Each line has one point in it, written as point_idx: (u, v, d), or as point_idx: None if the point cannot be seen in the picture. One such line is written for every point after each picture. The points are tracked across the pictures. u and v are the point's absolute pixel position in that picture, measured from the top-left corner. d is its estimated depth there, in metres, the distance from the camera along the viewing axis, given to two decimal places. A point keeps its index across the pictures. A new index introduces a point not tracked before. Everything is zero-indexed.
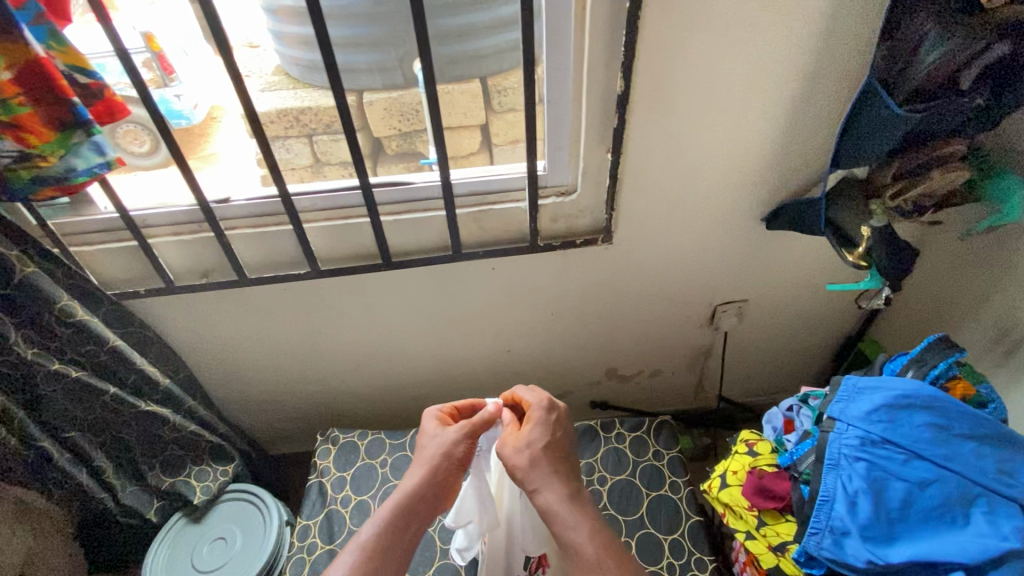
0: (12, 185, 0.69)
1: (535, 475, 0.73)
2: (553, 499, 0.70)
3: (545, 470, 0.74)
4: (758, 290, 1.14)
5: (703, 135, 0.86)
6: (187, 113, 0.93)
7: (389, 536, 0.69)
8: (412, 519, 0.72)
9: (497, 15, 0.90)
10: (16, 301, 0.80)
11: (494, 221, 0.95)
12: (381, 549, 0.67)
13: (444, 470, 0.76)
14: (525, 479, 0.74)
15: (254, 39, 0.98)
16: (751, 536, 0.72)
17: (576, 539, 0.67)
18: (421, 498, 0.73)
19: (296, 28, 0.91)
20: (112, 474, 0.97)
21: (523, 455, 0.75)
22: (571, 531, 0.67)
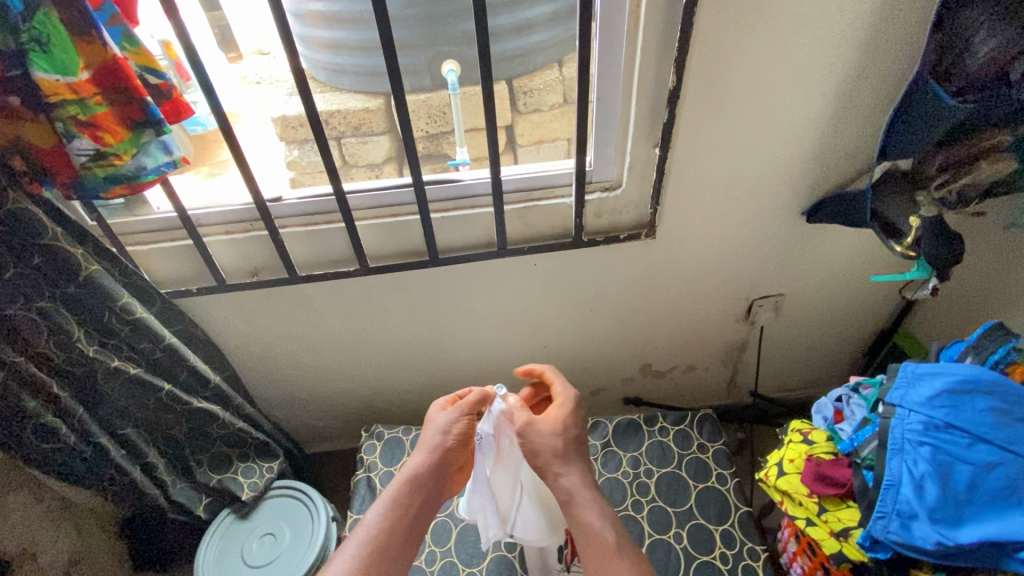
0: (86, 183, 0.70)
1: (563, 462, 0.76)
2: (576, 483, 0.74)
3: (571, 459, 0.77)
4: (795, 285, 1.15)
5: (751, 129, 0.87)
6: (202, 119, 1.00)
7: (394, 516, 0.73)
8: (417, 499, 0.75)
9: (524, 19, 1.00)
10: (79, 298, 0.81)
11: (540, 217, 0.96)
12: (388, 530, 0.71)
13: (446, 450, 0.80)
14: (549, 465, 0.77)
15: (264, 47, 1.12)
16: (812, 522, 0.73)
17: (593, 526, 0.70)
18: (422, 476, 0.77)
19: (320, 32, 1.05)
20: (164, 471, 0.98)
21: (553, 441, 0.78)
22: (586, 519, 0.70)
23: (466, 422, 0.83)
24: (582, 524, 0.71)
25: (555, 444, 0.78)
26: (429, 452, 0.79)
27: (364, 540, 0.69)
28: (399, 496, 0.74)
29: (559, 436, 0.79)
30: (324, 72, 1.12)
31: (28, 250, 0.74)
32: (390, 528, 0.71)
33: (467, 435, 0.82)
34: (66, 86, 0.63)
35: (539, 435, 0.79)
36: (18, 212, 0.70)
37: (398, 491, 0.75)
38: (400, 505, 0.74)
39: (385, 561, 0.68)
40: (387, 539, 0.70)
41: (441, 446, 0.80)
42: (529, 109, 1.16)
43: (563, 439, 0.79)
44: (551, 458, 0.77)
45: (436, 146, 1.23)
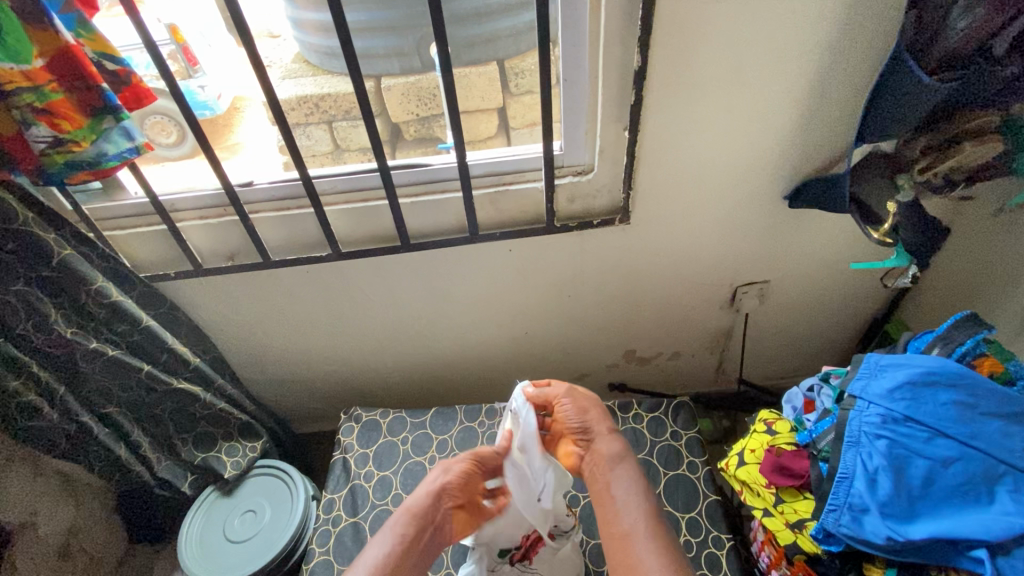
0: (47, 169, 0.72)
1: (601, 425, 0.84)
2: (619, 445, 0.80)
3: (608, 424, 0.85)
4: (780, 272, 1.12)
5: (724, 110, 0.84)
6: (211, 103, 1.04)
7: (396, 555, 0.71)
8: (417, 534, 0.74)
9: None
10: (55, 282, 0.83)
11: (511, 201, 0.95)
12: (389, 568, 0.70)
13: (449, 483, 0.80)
14: (591, 428, 0.84)
15: (274, 30, 1.18)
16: (769, 513, 0.72)
17: (626, 500, 0.72)
18: (423, 515, 0.76)
19: (313, 15, 1.05)
20: (148, 449, 1.01)
21: (587, 406, 0.86)
22: (616, 484, 0.75)
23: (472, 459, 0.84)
24: (613, 487, 0.75)
25: (586, 410, 0.86)
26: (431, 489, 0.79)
27: None
28: (397, 527, 0.74)
29: (591, 407, 0.87)
30: (316, 55, 1.13)
31: (4, 235, 0.77)
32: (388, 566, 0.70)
33: (473, 475, 0.83)
34: (20, 74, 0.64)
35: (575, 406, 0.86)
36: None
37: (398, 527, 0.74)
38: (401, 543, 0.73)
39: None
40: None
41: (442, 480, 0.80)
42: (520, 90, 1.12)
43: (596, 408, 0.87)
44: (589, 427, 0.84)
45: (427, 129, 1.19)
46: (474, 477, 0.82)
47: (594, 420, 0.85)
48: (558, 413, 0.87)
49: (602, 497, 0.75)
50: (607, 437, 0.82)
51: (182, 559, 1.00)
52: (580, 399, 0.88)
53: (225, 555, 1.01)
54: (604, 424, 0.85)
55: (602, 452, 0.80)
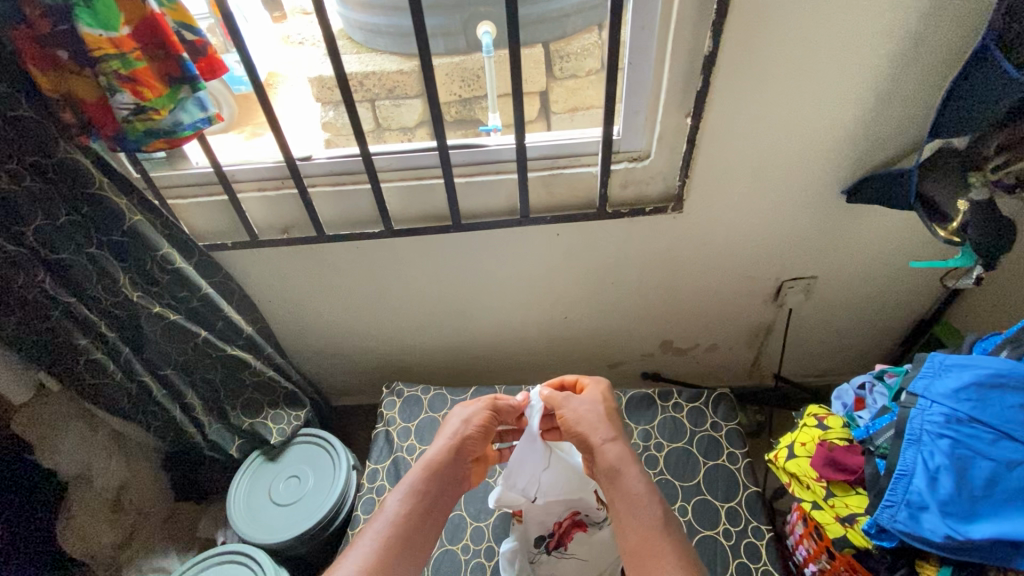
0: (127, 136, 0.74)
1: (602, 429, 0.78)
2: (623, 453, 0.74)
3: (611, 428, 0.79)
4: (829, 267, 1.11)
5: (791, 99, 0.83)
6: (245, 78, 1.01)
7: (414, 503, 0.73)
8: (433, 486, 0.76)
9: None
10: (124, 247, 0.87)
11: (564, 185, 0.95)
12: (406, 516, 0.72)
13: (467, 438, 0.82)
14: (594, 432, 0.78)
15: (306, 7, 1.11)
16: (818, 506, 0.72)
17: (639, 493, 0.70)
18: (443, 470, 0.78)
19: None
20: (201, 412, 1.05)
21: (594, 409, 0.81)
22: (625, 498, 0.70)
23: (486, 415, 0.86)
24: (627, 483, 0.72)
25: (593, 412, 0.81)
26: (448, 442, 0.80)
27: (380, 534, 0.69)
28: (418, 482, 0.75)
29: (596, 409, 0.81)
30: (360, 32, 1.13)
31: (81, 198, 0.80)
32: (404, 516, 0.72)
33: (488, 429, 0.84)
34: (107, 41, 0.66)
35: (577, 407, 0.82)
36: (69, 163, 0.77)
37: (415, 478, 0.76)
38: (417, 494, 0.74)
39: (404, 549, 0.69)
40: (406, 528, 0.71)
41: (460, 435, 0.82)
42: (565, 75, 1.10)
43: (600, 411, 0.81)
44: (591, 431, 0.78)
45: (468, 111, 1.17)
46: (491, 430, 0.84)
47: (595, 424, 0.79)
48: (563, 414, 0.82)
49: (622, 499, 0.71)
50: (615, 441, 0.77)
51: (231, 518, 1.04)
52: (586, 399, 0.83)
53: (272, 517, 1.05)
54: (613, 425, 0.79)
55: (608, 456, 0.75)
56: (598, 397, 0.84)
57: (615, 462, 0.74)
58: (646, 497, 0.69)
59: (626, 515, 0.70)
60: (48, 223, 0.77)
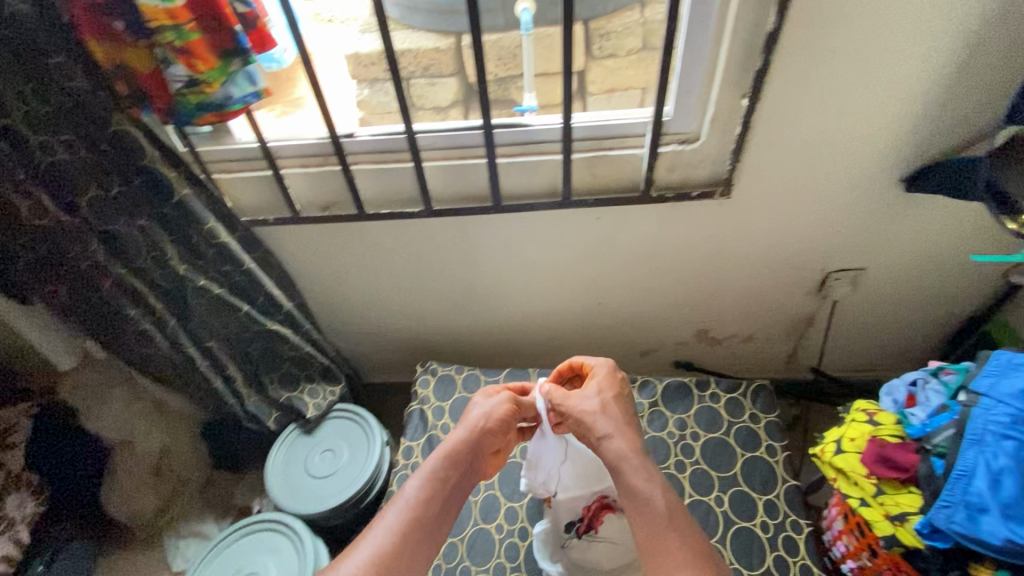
0: (180, 109, 0.75)
1: (602, 424, 0.75)
2: (623, 448, 0.72)
3: (612, 422, 0.75)
4: (879, 259, 1.07)
5: (854, 81, 0.79)
6: (278, 57, 0.83)
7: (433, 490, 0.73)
8: (452, 474, 0.76)
9: None
10: (171, 220, 0.89)
11: (608, 167, 0.93)
12: (424, 502, 0.71)
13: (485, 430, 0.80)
14: (593, 426, 0.76)
15: None
16: (866, 503, 0.71)
17: (644, 488, 0.68)
18: (462, 457, 0.77)
19: None
20: (241, 384, 1.07)
21: (596, 402, 0.78)
22: (630, 493, 0.68)
23: (506, 406, 0.83)
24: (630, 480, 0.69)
25: (596, 405, 0.78)
26: (467, 430, 0.79)
27: (397, 519, 0.69)
28: (438, 470, 0.75)
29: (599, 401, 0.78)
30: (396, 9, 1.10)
31: (131, 171, 0.82)
32: (422, 502, 0.71)
33: (507, 420, 0.83)
34: (164, 12, 0.65)
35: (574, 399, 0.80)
36: (121, 136, 0.78)
37: (434, 465, 0.75)
38: (436, 480, 0.74)
39: (420, 534, 0.69)
40: (423, 517, 0.70)
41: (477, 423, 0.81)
42: (604, 54, 1.07)
43: (602, 403, 0.78)
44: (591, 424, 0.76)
45: (503, 90, 1.16)
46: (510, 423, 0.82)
47: (594, 416, 0.77)
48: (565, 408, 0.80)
49: (625, 494, 0.69)
50: (619, 433, 0.74)
51: (269, 487, 1.07)
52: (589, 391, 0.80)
53: (309, 488, 1.07)
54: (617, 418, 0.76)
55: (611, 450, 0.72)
56: (602, 389, 0.81)
57: (619, 454, 0.72)
58: (650, 491, 0.67)
59: (632, 511, 0.68)
60: (101, 194, 0.80)
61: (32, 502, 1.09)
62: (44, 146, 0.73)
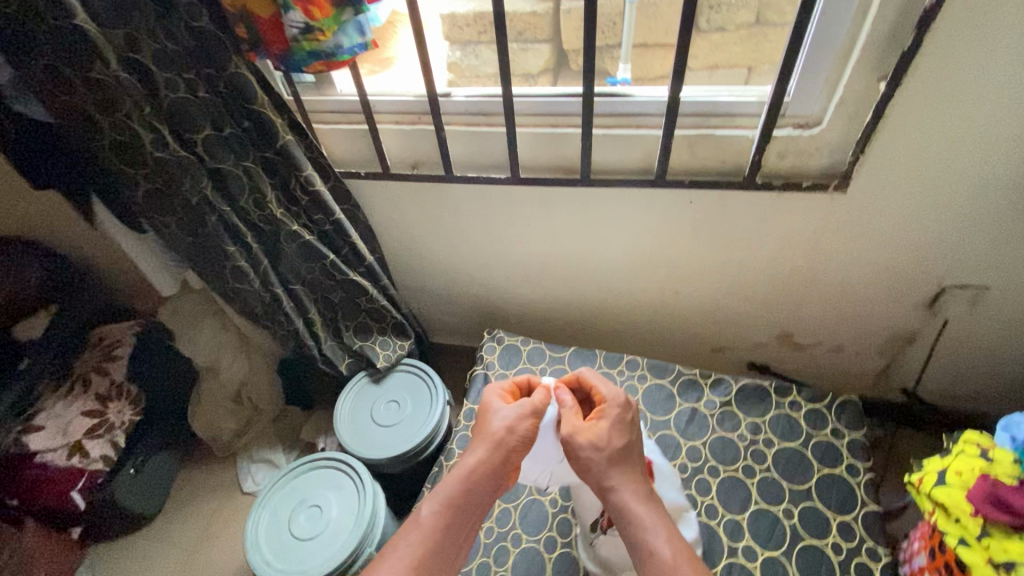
0: (294, 56, 0.76)
1: (613, 474, 0.69)
2: (634, 502, 0.66)
3: (624, 469, 0.70)
4: (1010, 279, 0.94)
5: (1019, 71, 0.69)
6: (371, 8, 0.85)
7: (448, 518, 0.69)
8: (472, 496, 0.71)
9: None
10: (274, 164, 0.93)
11: (711, 148, 0.87)
12: (440, 531, 0.68)
13: (508, 445, 0.74)
14: (601, 476, 0.69)
15: None
16: (965, 543, 0.63)
17: (657, 551, 0.62)
18: (483, 479, 0.72)
19: None
20: (320, 328, 1.13)
21: (606, 446, 0.71)
22: (640, 553, 0.63)
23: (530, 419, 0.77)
24: (640, 522, 0.64)
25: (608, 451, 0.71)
26: (490, 448, 0.73)
27: (410, 552, 0.66)
28: (455, 495, 0.70)
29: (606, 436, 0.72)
30: None
31: (242, 114, 0.86)
32: (439, 532, 0.68)
33: (532, 429, 0.77)
34: None
35: (594, 439, 0.71)
36: (237, 78, 0.81)
37: (453, 487, 0.71)
38: (453, 505, 0.70)
39: (435, 568, 0.66)
40: (444, 538, 0.68)
41: (505, 438, 0.74)
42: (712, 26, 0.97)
43: (613, 448, 0.71)
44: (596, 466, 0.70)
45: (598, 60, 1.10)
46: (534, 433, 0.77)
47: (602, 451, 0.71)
48: (574, 448, 0.72)
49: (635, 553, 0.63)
50: (628, 486, 0.68)
51: (336, 428, 1.13)
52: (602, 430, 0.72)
53: (373, 435, 1.12)
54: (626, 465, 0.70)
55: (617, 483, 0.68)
56: (615, 429, 0.73)
57: (628, 509, 0.67)
58: (663, 551, 0.62)
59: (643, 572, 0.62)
60: (216, 134, 0.84)
61: (130, 410, 1.20)
62: (170, 84, 0.77)
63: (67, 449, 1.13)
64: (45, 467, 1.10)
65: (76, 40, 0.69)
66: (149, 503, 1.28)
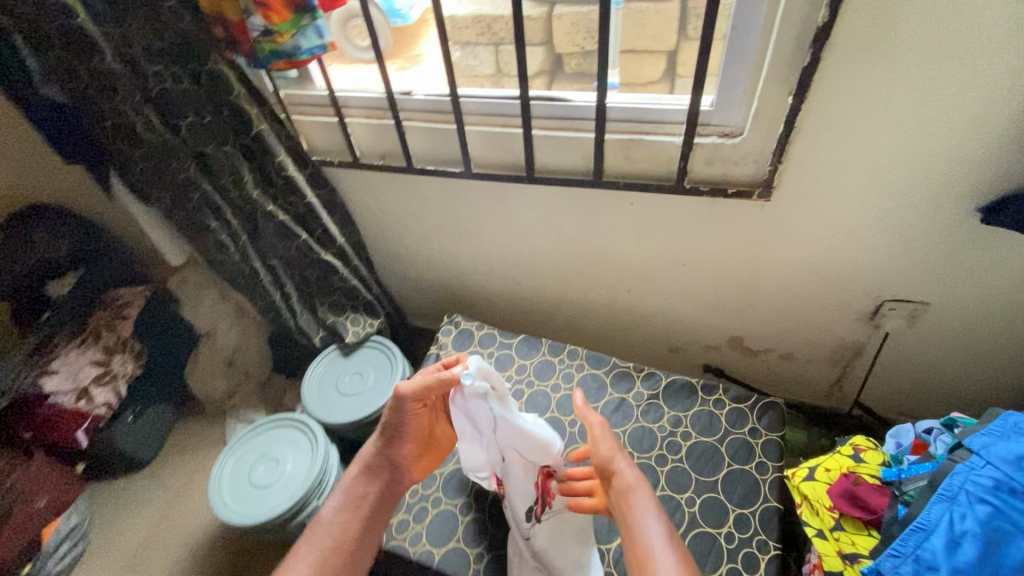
0: (259, 56, 0.87)
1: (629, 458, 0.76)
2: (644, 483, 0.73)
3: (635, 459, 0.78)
4: (946, 295, 0.95)
5: (916, 89, 0.72)
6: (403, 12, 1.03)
7: (349, 507, 0.85)
8: (371, 489, 0.87)
9: None
10: (252, 149, 1.05)
11: (643, 152, 0.92)
12: (343, 523, 0.82)
13: (394, 437, 0.88)
14: (618, 454, 0.77)
15: None
16: (822, 535, 0.72)
17: (661, 529, 0.67)
18: (376, 465, 0.88)
19: None
20: (295, 301, 1.24)
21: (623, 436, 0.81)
22: (646, 526, 0.68)
23: (415, 406, 0.87)
24: (637, 510, 0.70)
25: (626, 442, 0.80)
26: (378, 444, 0.88)
27: (317, 546, 0.79)
28: (354, 488, 0.86)
29: (608, 442, 0.78)
30: None
31: (223, 104, 0.97)
32: (340, 522, 0.83)
33: (421, 418, 0.89)
34: None
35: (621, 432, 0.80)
36: (218, 72, 0.93)
37: (352, 482, 0.87)
38: (354, 497, 0.86)
39: (341, 555, 0.79)
40: (349, 527, 0.82)
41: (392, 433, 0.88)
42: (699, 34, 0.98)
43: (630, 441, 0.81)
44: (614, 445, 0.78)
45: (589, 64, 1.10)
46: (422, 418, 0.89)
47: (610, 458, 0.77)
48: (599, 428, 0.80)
49: (637, 533, 0.67)
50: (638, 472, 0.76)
51: (304, 393, 1.24)
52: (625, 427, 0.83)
53: (335, 402, 1.22)
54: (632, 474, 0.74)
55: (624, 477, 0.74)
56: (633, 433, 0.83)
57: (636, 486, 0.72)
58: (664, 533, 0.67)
59: (643, 555, 0.65)
60: (197, 120, 0.95)
61: (132, 363, 1.35)
62: (158, 75, 0.89)
63: (75, 392, 1.26)
64: (54, 407, 1.24)
65: (76, 35, 0.80)
66: (143, 449, 1.44)
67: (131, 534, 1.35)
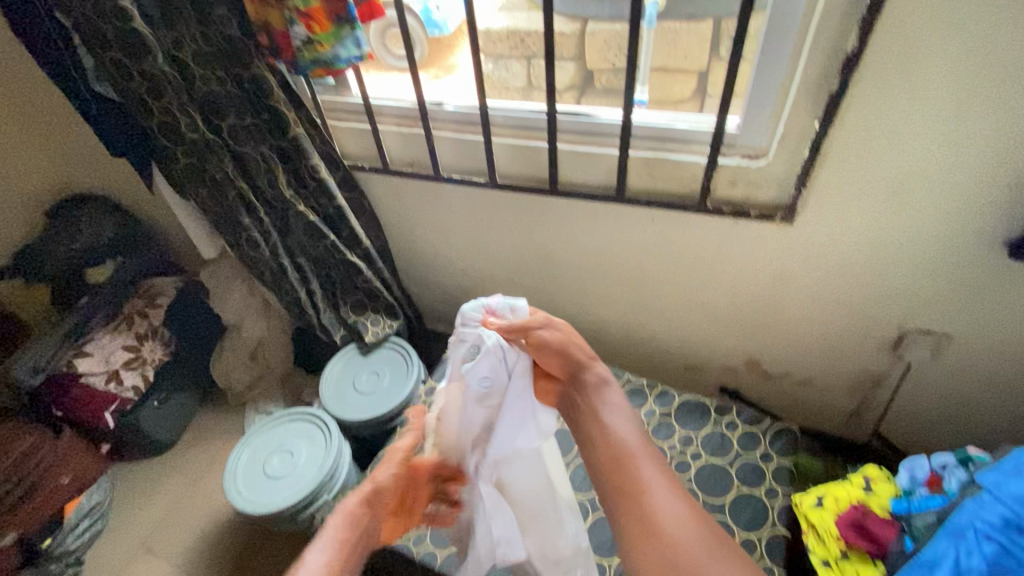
0: (299, 63, 0.91)
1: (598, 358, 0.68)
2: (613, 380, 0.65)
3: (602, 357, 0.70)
4: (972, 329, 0.93)
5: (945, 121, 0.72)
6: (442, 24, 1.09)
7: (344, 552, 0.62)
8: (357, 537, 0.66)
9: None
10: (287, 151, 1.08)
11: (666, 171, 0.93)
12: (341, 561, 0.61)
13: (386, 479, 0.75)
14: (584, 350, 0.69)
15: None
16: (827, 563, 0.72)
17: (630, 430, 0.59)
18: (361, 508, 0.69)
19: None
20: (320, 299, 1.28)
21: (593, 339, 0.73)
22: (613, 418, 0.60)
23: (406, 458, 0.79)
24: (603, 409, 0.61)
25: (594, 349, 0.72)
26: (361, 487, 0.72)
27: None
28: (344, 531, 0.65)
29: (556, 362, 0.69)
30: None
31: (262, 107, 1.01)
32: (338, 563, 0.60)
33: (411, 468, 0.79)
34: None
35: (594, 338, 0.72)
36: (260, 77, 0.97)
37: (340, 529, 0.65)
38: (346, 543, 0.64)
39: None
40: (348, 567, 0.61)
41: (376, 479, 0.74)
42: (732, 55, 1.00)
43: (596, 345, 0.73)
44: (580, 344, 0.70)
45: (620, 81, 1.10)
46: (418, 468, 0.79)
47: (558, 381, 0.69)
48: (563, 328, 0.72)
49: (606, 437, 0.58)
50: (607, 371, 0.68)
51: (321, 389, 1.27)
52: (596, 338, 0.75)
53: (351, 400, 1.24)
54: (593, 371, 0.66)
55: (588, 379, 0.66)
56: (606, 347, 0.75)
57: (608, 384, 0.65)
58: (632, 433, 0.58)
59: (612, 460, 0.56)
60: (237, 120, 1.00)
61: (161, 350, 1.42)
62: (204, 79, 0.94)
63: (106, 375, 1.34)
64: (84, 387, 1.33)
65: (130, 38, 0.85)
66: (167, 433, 1.48)
67: (147, 516, 1.39)
